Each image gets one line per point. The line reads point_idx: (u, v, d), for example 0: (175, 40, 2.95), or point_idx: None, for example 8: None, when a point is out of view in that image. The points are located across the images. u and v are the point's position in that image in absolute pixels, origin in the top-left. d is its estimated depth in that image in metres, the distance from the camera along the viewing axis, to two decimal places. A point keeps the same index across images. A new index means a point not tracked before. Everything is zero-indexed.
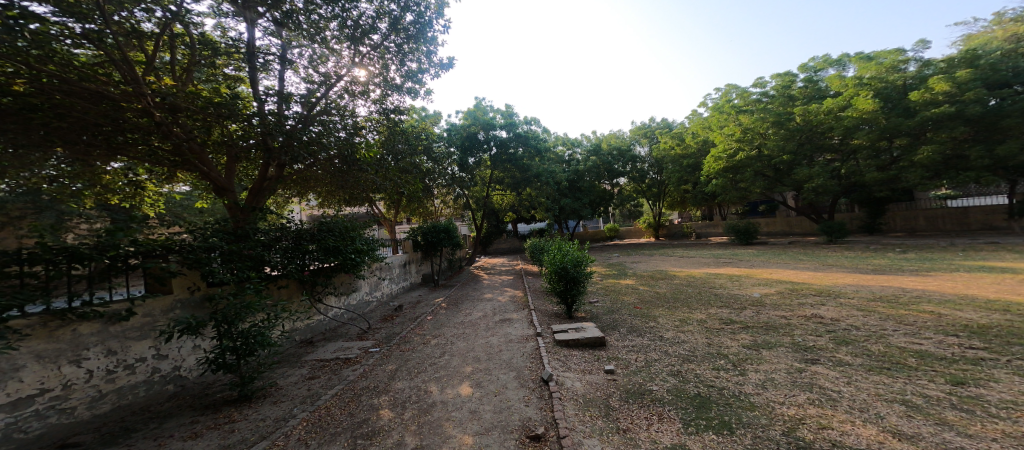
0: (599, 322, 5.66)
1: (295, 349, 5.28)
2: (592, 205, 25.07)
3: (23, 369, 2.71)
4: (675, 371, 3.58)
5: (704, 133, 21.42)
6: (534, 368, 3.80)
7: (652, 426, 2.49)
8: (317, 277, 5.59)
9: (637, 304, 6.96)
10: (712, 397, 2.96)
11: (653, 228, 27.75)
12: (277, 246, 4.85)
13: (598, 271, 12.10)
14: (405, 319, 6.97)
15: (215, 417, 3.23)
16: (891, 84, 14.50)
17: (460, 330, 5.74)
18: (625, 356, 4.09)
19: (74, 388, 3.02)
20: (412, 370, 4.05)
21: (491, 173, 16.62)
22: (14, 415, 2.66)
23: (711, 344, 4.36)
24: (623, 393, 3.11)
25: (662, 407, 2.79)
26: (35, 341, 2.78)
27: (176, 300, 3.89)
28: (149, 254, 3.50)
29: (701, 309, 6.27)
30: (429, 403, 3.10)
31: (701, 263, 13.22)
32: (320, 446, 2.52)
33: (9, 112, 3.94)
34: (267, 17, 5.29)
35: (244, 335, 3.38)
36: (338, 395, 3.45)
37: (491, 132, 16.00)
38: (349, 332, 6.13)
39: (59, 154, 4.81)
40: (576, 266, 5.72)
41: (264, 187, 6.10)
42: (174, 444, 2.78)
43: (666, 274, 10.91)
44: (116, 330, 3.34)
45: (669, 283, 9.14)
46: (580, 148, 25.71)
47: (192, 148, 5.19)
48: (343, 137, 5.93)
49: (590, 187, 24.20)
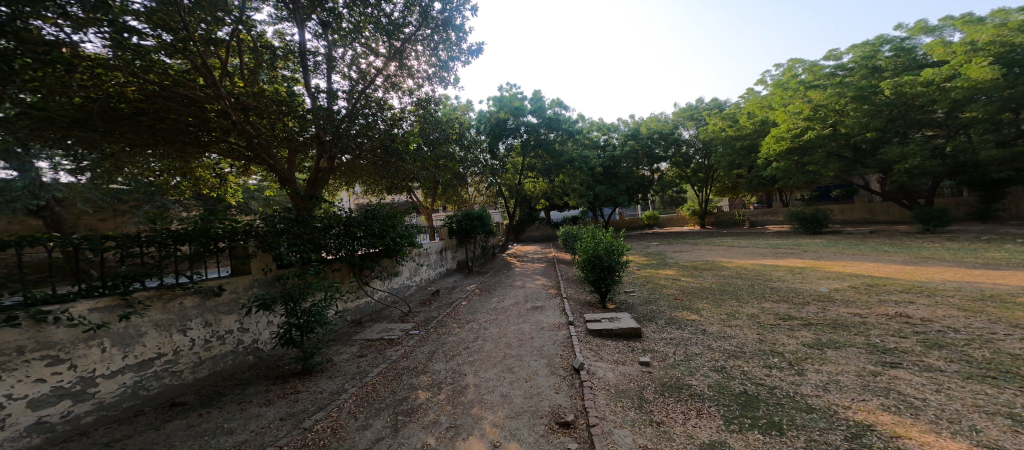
0: (635, 312, 5.52)
1: (346, 328, 5.71)
2: (630, 193, 24.05)
3: (145, 335, 3.21)
4: (719, 367, 3.40)
5: (762, 112, 19.43)
6: (566, 355, 3.81)
7: (690, 421, 2.41)
8: (365, 261, 5.95)
9: (677, 295, 6.68)
10: (761, 396, 2.79)
11: (698, 215, 26.16)
12: (332, 231, 5.18)
13: (636, 261, 11.71)
14: (442, 304, 7.24)
15: (284, 387, 3.60)
16: (1017, 46, 12.23)
17: (493, 316, 5.87)
18: (663, 349, 3.95)
19: (181, 353, 3.52)
20: (447, 353, 4.22)
21: (522, 160, 16.47)
22: (140, 374, 3.18)
23: (764, 341, 4.08)
24: (658, 386, 3.02)
25: (701, 403, 2.67)
26: (153, 311, 3.29)
27: (254, 279, 4.34)
28: (228, 239, 3.95)
29: (754, 303, 5.86)
30: (463, 386, 3.23)
31: (755, 254, 12.25)
32: (366, 419, 2.74)
33: (125, 116, 4.65)
34: (312, 21, 5.59)
35: (306, 313, 3.73)
36: (383, 373, 3.70)
37: (521, 118, 15.71)
38: (392, 314, 6.53)
39: (162, 151, 5.54)
40: (610, 255, 5.54)
41: (318, 179, 6.50)
42: (252, 408, 3.15)
43: (713, 265, 10.28)
44: (211, 305, 3.81)
45: (717, 275, 8.61)
46: (616, 133, 24.58)
47: (262, 144, 5.63)
48: (384, 128, 6.15)
49: (627, 174, 23.12)
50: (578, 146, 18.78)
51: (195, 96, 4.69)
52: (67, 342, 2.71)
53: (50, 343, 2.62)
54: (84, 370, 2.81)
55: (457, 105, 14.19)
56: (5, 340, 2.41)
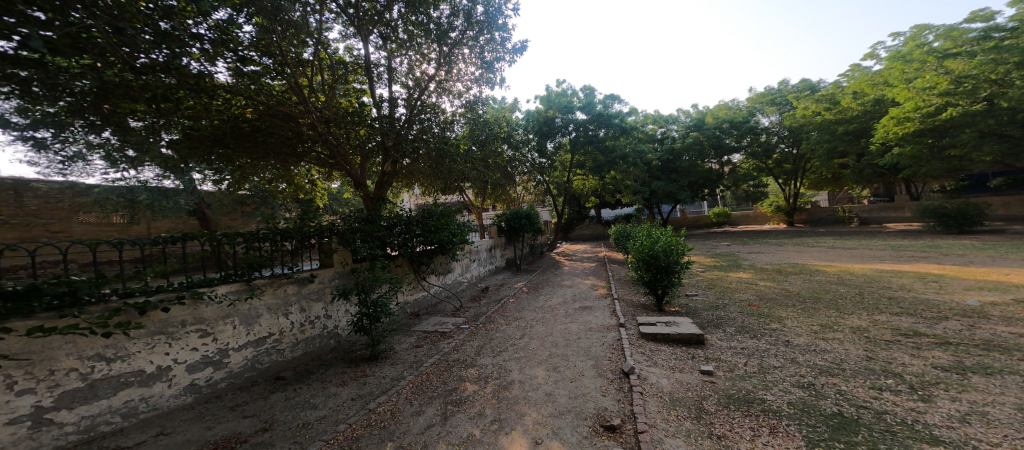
0: (699, 318, 5.09)
1: (406, 320, 6.14)
2: (694, 188, 22.10)
3: (260, 316, 3.81)
4: (806, 383, 2.98)
5: (876, 91, 16.25)
6: (617, 358, 3.65)
7: (760, 439, 2.15)
8: (424, 257, 6.34)
9: (753, 301, 5.98)
10: (863, 420, 2.38)
11: (788, 213, 23.00)
12: (396, 229, 5.61)
13: (701, 262, 10.74)
14: (491, 300, 7.43)
15: (356, 370, 4.00)
16: None
17: (540, 315, 5.85)
18: (730, 359, 3.58)
19: (285, 334, 4.10)
20: (494, 348, 4.32)
21: (571, 158, 16.14)
22: (257, 349, 3.79)
23: (876, 360, 3.45)
24: (723, 397, 2.75)
25: (777, 420, 2.37)
26: (266, 297, 3.89)
27: (337, 271, 4.88)
28: (317, 235, 4.52)
29: (862, 315, 4.97)
30: (508, 381, 3.28)
31: (862, 258, 10.35)
32: (420, 406, 2.93)
33: (245, 134, 5.58)
34: (373, 35, 6.03)
35: (374, 303, 4.12)
36: (436, 364, 3.92)
37: (569, 116, 15.24)
38: (445, 309, 6.87)
39: (271, 163, 6.51)
40: (668, 256, 5.14)
41: (384, 182, 7.04)
42: (332, 387, 3.55)
43: (803, 269, 8.97)
44: (305, 292, 4.37)
45: (807, 280, 7.50)
46: (676, 125, 22.81)
47: (342, 152, 6.20)
48: (437, 132, 6.54)
49: (691, 168, 21.28)
50: (633, 141, 17.81)
51: (291, 113, 5.34)
52: (212, 318, 3.35)
53: (201, 318, 3.25)
54: (221, 343, 3.44)
55: (503, 105, 14.22)
56: (173, 316, 3.07)
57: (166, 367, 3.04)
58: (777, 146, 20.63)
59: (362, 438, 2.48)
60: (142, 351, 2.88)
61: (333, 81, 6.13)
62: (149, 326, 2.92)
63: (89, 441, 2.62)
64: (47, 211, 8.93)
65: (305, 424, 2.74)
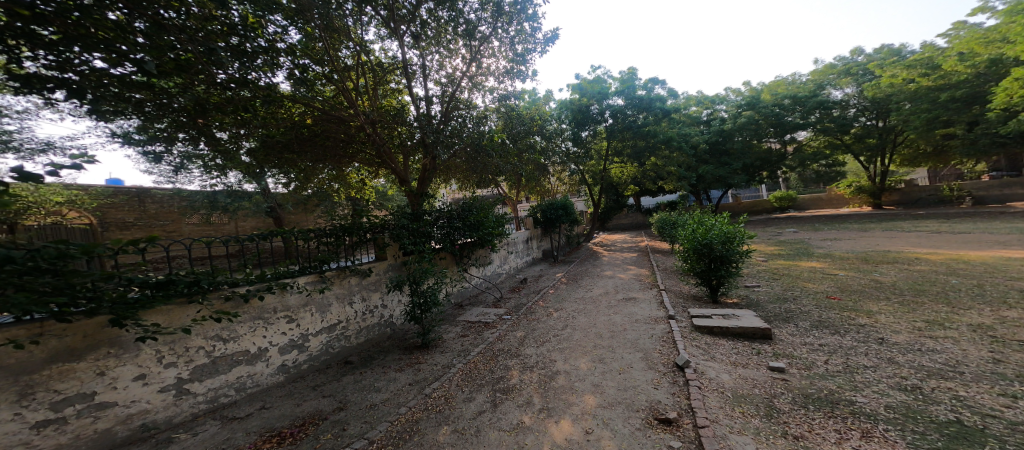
0: (764, 311, 4.62)
1: (451, 310, 6.28)
2: (750, 170, 20.31)
3: (331, 305, 4.11)
4: (908, 386, 2.57)
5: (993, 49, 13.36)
6: (672, 351, 3.43)
7: (848, 442, 1.92)
8: (465, 250, 6.42)
9: (832, 293, 5.28)
10: (988, 430, 2.00)
11: (868, 193, 20.21)
12: (438, 224, 5.75)
13: (763, 251, 9.76)
14: (530, 291, 7.37)
15: (411, 356, 4.16)
16: None
17: (582, 306, 5.69)
18: (805, 355, 3.21)
19: (351, 322, 4.36)
20: (538, 338, 4.29)
21: (608, 145, 15.40)
22: (331, 335, 4.10)
23: (1005, 363, 2.86)
24: (800, 396, 2.47)
25: (871, 424, 2.09)
26: (336, 288, 4.17)
27: (391, 263, 5.09)
28: (372, 231, 4.72)
29: (983, 311, 4.16)
30: (553, 371, 3.24)
31: (972, 244, 8.72)
32: (470, 393, 3.01)
33: (306, 138, 5.94)
34: (406, 33, 5.81)
35: (424, 293, 4.31)
36: (483, 353, 3.98)
37: (607, 102, 14.50)
38: (486, 300, 6.92)
39: (328, 165, 6.88)
40: (725, 244, 4.74)
41: (426, 178, 7.04)
42: (392, 372, 3.72)
43: (895, 258, 7.75)
44: (366, 283, 4.62)
45: (901, 271, 6.46)
46: (724, 105, 20.97)
47: (387, 152, 6.38)
48: (472, 128, 6.51)
49: (744, 149, 19.52)
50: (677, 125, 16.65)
51: (343, 116, 5.58)
52: (296, 306, 3.69)
53: (287, 306, 3.62)
54: (303, 328, 3.78)
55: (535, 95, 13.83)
56: (267, 304, 3.45)
57: (264, 348, 3.43)
58: (854, 119, 18.02)
59: (421, 421, 2.61)
60: (247, 334, 3.28)
61: (376, 83, 6.19)
62: (250, 312, 3.31)
63: (214, 409, 3.07)
64: (161, 214, 10.64)
65: (371, 407, 2.92)
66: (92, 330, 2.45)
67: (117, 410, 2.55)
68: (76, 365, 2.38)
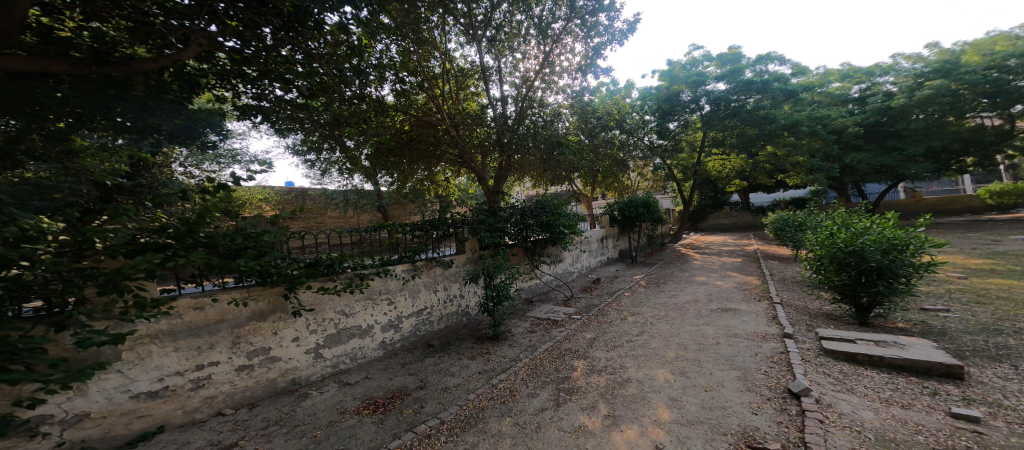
0: (957, 342, 3.28)
1: (522, 305, 6.12)
2: (941, 156, 14.20)
3: (420, 292, 4.40)
4: None
5: None
6: (785, 375, 2.83)
7: None
8: (536, 247, 6.19)
9: None
10: None
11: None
12: (513, 220, 5.78)
13: (956, 263, 7.09)
14: (603, 292, 6.79)
15: (483, 346, 4.20)
16: None
17: (663, 312, 5.03)
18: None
19: (436, 309, 4.61)
20: (609, 342, 3.96)
21: (706, 134, 12.84)
22: (420, 318, 4.39)
23: None
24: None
25: None
26: (425, 278, 4.47)
27: (470, 257, 5.21)
28: (455, 225, 4.96)
29: None
30: (624, 379, 3.01)
31: None
32: (533, 389, 2.99)
33: (405, 139, 6.58)
34: (485, 40, 5.92)
35: (497, 287, 4.45)
36: (549, 350, 3.86)
37: (706, 87, 11.88)
38: (556, 297, 6.59)
39: (422, 164, 7.39)
40: (886, 254, 3.57)
41: (502, 176, 6.93)
42: (464, 359, 3.82)
43: None
44: (448, 274, 4.81)
45: None
46: (894, 75, 14.54)
47: (468, 153, 6.60)
48: (546, 125, 6.32)
49: (929, 129, 13.61)
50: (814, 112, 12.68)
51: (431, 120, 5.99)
52: (395, 290, 4.09)
53: (389, 289, 4.03)
54: (399, 310, 4.15)
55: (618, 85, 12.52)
56: (376, 285, 3.90)
57: (372, 325, 3.88)
58: None
59: (486, 409, 2.71)
60: (361, 311, 3.76)
61: (458, 87, 6.25)
62: (364, 292, 3.79)
63: (336, 374, 3.57)
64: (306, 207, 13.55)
65: (445, 390, 3.09)
66: (273, 297, 3.14)
67: (280, 365, 3.20)
68: (261, 325, 3.07)
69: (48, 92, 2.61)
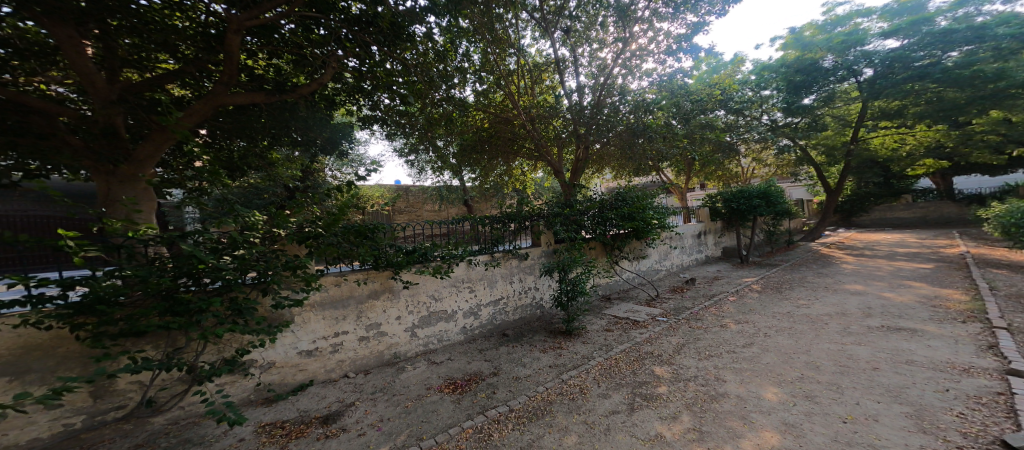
0: None
1: (598, 302, 5.62)
2: None
3: (496, 283, 4.47)
4: None
5: None
6: (999, 423, 1.98)
7: None
8: (616, 242, 5.57)
9: None
10: None
11: None
12: (590, 212, 5.27)
13: None
14: (699, 293, 5.72)
15: (554, 340, 4.01)
16: None
17: (782, 324, 4.01)
18: None
19: (510, 298, 4.62)
20: (701, 350, 3.41)
21: (863, 107, 10.04)
22: (495, 307, 4.46)
23: None
24: None
25: None
26: (500, 268, 4.49)
27: (545, 251, 5.04)
28: (531, 218, 4.90)
29: None
30: (718, 392, 2.57)
31: None
32: (606, 389, 2.78)
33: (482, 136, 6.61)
34: (558, 30, 5.86)
35: (573, 282, 4.15)
36: (626, 351, 3.52)
37: (862, 48, 9.01)
38: (640, 296, 5.84)
39: (501, 160, 7.41)
40: None
41: (579, 168, 6.81)
42: (536, 351, 3.70)
43: None
44: (521, 267, 4.73)
45: None
46: None
47: (541, 145, 6.48)
48: (628, 112, 5.67)
49: None
50: None
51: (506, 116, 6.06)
52: (474, 278, 4.23)
53: (469, 277, 4.19)
54: (477, 298, 4.29)
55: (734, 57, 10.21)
56: (459, 274, 4.10)
57: (454, 311, 4.08)
58: None
59: (553, 403, 2.61)
60: (447, 296, 4.00)
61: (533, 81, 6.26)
62: (451, 278, 4.03)
63: (426, 352, 3.85)
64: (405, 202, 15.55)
65: (515, 379, 3.05)
66: (385, 278, 3.55)
67: (388, 340, 3.59)
68: (376, 303, 3.50)
69: (256, 118, 3.89)
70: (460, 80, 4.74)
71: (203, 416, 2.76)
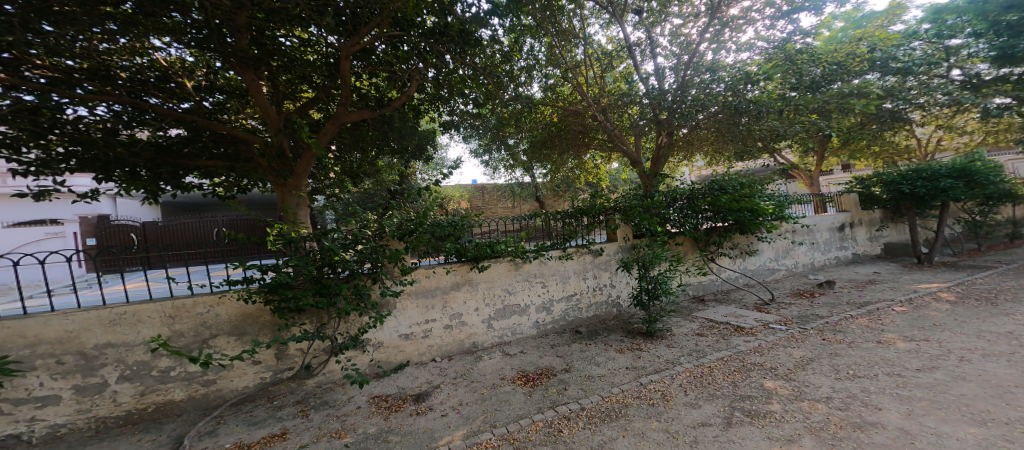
0: None
1: (688, 303, 4.96)
2: None
3: (571, 279, 4.31)
4: None
5: None
6: None
7: None
8: (711, 237, 4.87)
9: None
10: None
11: None
12: (675, 203, 4.75)
13: None
14: (833, 300, 4.52)
15: (634, 340, 3.66)
16: None
17: (977, 345, 2.86)
18: None
19: (585, 294, 4.42)
20: (835, 368, 2.66)
21: None
22: (569, 302, 4.32)
23: None
24: None
25: None
26: (574, 263, 4.33)
27: (624, 246, 4.70)
28: (606, 211, 4.58)
29: None
30: (861, 419, 1.94)
31: None
32: (695, 399, 2.38)
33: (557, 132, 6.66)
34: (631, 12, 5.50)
35: (654, 279, 3.66)
36: (725, 360, 2.98)
37: None
38: (745, 299, 4.92)
39: (574, 155, 7.29)
40: None
41: (660, 156, 6.24)
42: (613, 351, 3.41)
43: None
44: (594, 263, 4.47)
45: None
46: None
47: (616, 136, 6.16)
48: (720, 90, 4.94)
49: None
50: None
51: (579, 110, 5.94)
52: (547, 274, 4.16)
53: (542, 272, 4.13)
54: (551, 293, 4.20)
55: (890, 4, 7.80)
56: (531, 269, 4.07)
57: (528, 304, 4.08)
58: None
59: (630, 406, 2.35)
60: (520, 290, 4.02)
61: (605, 70, 6.02)
62: (524, 271, 4.04)
63: (501, 343, 3.94)
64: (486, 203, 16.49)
65: (589, 378, 2.85)
66: (466, 271, 3.74)
67: (467, 329, 3.78)
68: (457, 294, 3.71)
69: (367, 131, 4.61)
70: (527, 79, 5.22)
71: (338, 383, 3.31)
